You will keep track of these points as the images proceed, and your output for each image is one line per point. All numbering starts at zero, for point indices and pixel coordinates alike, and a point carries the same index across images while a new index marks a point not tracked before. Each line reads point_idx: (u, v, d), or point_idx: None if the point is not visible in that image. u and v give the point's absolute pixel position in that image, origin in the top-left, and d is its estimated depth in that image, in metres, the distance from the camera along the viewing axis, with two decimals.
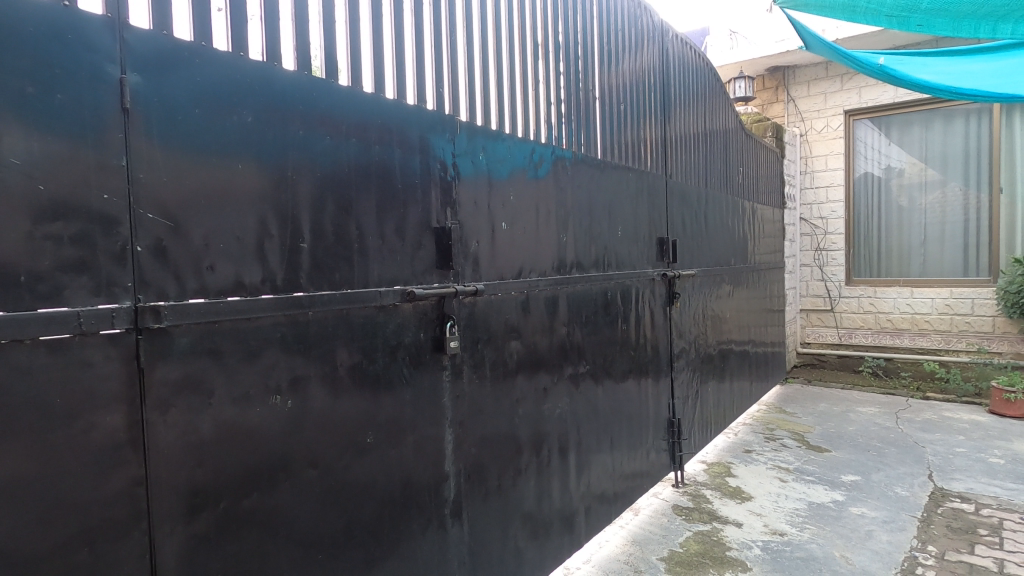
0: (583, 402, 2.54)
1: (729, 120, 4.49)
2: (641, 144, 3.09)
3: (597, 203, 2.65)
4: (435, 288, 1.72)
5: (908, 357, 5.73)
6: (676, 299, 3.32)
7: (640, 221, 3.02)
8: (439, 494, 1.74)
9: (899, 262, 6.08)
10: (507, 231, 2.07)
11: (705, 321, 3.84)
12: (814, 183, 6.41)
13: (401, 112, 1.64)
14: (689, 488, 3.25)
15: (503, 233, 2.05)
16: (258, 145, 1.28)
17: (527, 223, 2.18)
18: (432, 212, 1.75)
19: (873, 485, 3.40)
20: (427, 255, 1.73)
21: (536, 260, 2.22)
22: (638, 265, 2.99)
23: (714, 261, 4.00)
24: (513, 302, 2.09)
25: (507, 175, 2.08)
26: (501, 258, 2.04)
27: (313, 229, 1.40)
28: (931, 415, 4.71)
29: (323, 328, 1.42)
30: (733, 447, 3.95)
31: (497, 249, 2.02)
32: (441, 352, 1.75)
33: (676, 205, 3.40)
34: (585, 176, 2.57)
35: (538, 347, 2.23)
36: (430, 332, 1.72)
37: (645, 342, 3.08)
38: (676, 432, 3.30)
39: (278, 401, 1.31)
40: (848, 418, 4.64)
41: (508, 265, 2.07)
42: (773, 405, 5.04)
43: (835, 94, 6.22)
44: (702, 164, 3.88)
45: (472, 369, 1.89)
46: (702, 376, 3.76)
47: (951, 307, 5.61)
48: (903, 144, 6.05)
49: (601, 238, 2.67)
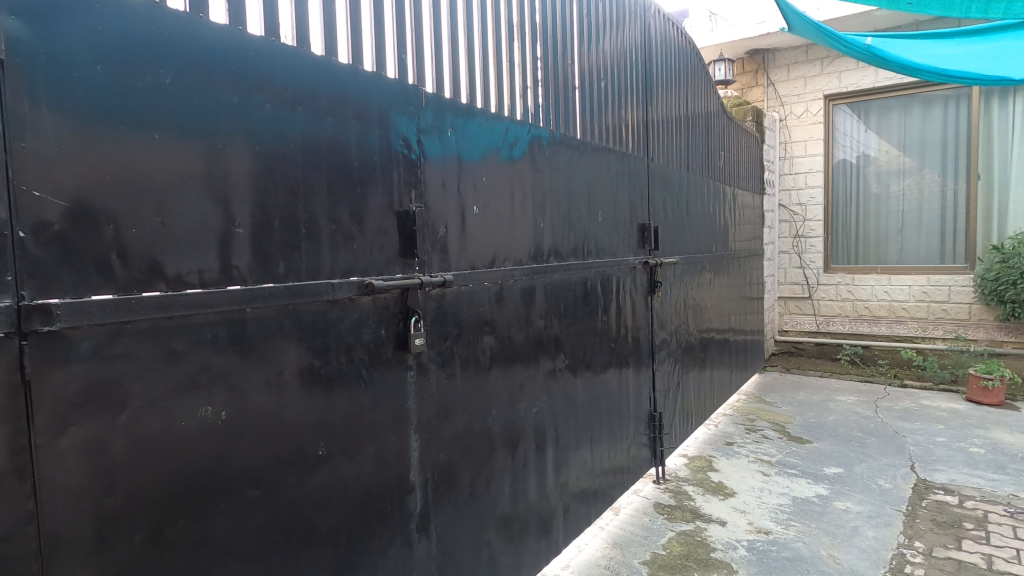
0: (561, 398, 2.39)
1: (711, 103, 4.35)
2: (622, 125, 2.93)
3: (576, 186, 2.48)
4: (398, 280, 1.53)
5: (886, 345, 5.71)
6: (657, 288, 3.18)
7: (621, 207, 2.86)
8: (404, 507, 1.57)
9: (876, 249, 6.05)
10: (479, 216, 1.89)
11: (687, 310, 3.71)
12: (792, 169, 6.33)
13: (355, 81, 1.45)
14: (671, 484, 3.14)
15: (475, 218, 1.87)
16: (180, 112, 1.08)
17: (501, 207, 2.00)
18: (394, 194, 1.56)
19: (856, 478, 3.33)
20: (389, 242, 1.54)
21: (510, 248, 2.05)
22: (618, 252, 2.83)
23: (695, 249, 3.88)
24: (486, 294, 1.92)
25: (479, 155, 1.90)
26: (472, 246, 1.86)
27: (251, 212, 1.21)
28: (910, 402, 4.68)
29: (265, 327, 1.23)
30: (714, 439, 3.85)
31: (468, 236, 1.85)
32: (405, 349, 1.58)
33: (657, 189, 3.25)
34: (563, 157, 2.39)
35: (513, 342, 2.07)
36: (392, 329, 1.54)
37: (626, 334, 2.94)
38: (657, 426, 3.18)
39: (208, 414, 1.12)
40: (828, 407, 4.58)
41: (480, 253, 1.90)
42: (752, 394, 4.98)
43: (815, 79, 6.12)
44: (684, 148, 3.73)
45: (440, 367, 1.72)
46: (682, 368, 3.64)
47: (928, 294, 5.57)
48: (881, 130, 5.99)
49: (580, 225, 2.51)
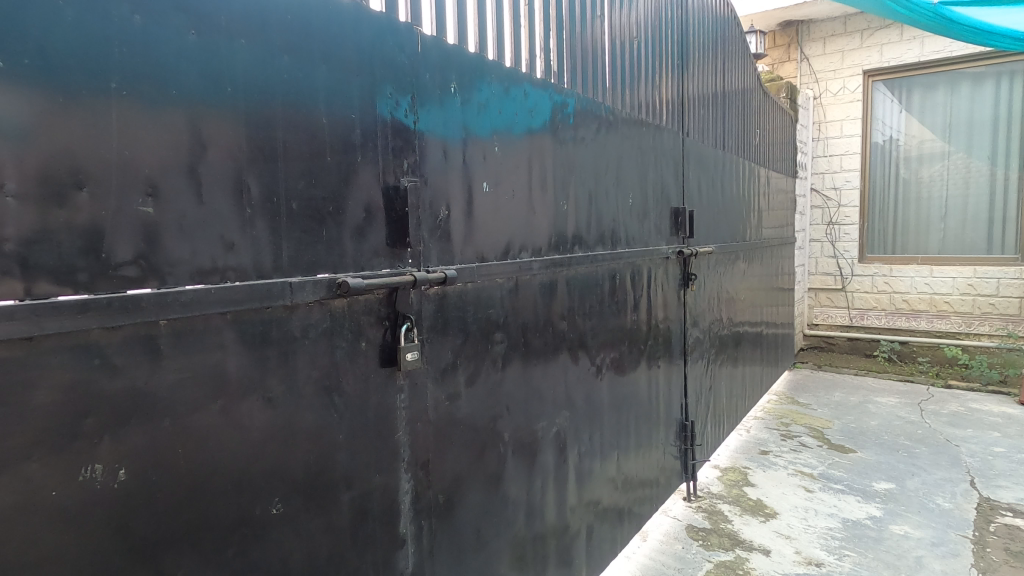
0: (584, 411, 2.03)
1: (748, 76, 3.93)
2: (656, 93, 2.54)
3: (603, 165, 2.11)
4: (383, 277, 1.17)
5: (925, 341, 5.31)
6: (692, 281, 2.81)
7: (653, 188, 2.48)
8: (392, 566, 1.23)
9: (916, 238, 5.63)
10: (489, 197, 1.53)
11: (720, 304, 3.34)
12: (827, 151, 5.89)
13: (325, 10, 1.08)
14: (703, 503, 2.78)
15: (482, 199, 1.51)
16: (38, 32, 0.72)
17: (516, 186, 1.64)
18: (380, 165, 1.19)
19: (910, 496, 2.97)
20: (372, 228, 1.18)
21: (527, 234, 1.69)
22: (650, 241, 2.47)
23: (729, 237, 3.50)
24: (498, 293, 1.56)
25: (490, 123, 1.54)
26: (480, 232, 1.50)
27: (167, 184, 0.85)
28: (958, 406, 4.30)
29: (190, 345, 0.88)
30: (747, 447, 3.48)
31: (476, 221, 1.49)
32: (393, 367, 1.22)
33: (692, 170, 2.87)
34: (591, 131, 2.02)
35: (530, 348, 1.71)
36: (376, 340, 1.18)
37: (657, 332, 2.58)
38: (690, 435, 2.83)
39: (96, 477, 0.78)
40: (868, 410, 4.21)
41: (491, 239, 1.54)
42: (784, 394, 4.60)
43: (853, 53, 5.66)
44: (720, 124, 3.34)
45: (441, 386, 1.36)
46: (715, 368, 3.28)
47: (974, 287, 5.15)
48: (925, 109, 5.55)
49: (607, 209, 2.14)
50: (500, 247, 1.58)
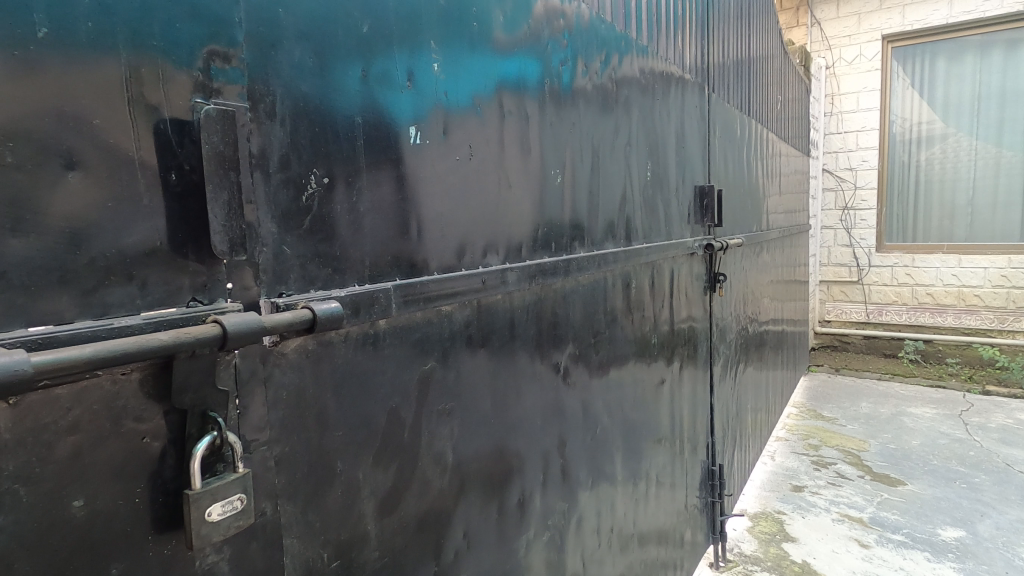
0: (587, 484, 1.36)
1: (770, 35, 3.29)
2: (679, 32, 1.87)
3: (612, 122, 1.43)
4: (134, 334, 0.47)
5: (953, 339, 4.76)
6: (719, 283, 2.16)
7: (675, 159, 1.81)
8: None
9: (940, 223, 5.07)
10: (426, 159, 0.83)
11: (744, 306, 2.71)
12: (840, 127, 5.26)
13: None
14: (736, 571, 2.15)
15: (412, 158, 0.80)
16: None
17: (477, 145, 0.94)
18: (122, 48, 0.48)
19: (989, 549, 2.36)
20: (100, 206, 0.47)
21: (495, 226, 0.99)
22: (671, 231, 1.81)
23: (752, 224, 2.87)
24: (443, 333, 0.86)
25: (429, 24, 0.82)
26: (410, 220, 0.80)
27: None
28: (1005, 417, 3.73)
29: None
30: (776, 482, 2.86)
31: (400, 201, 0.78)
32: (182, 536, 0.52)
33: (719, 140, 2.22)
34: (594, 69, 1.34)
35: (505, 413, 1.03)
36: (124, 485, 0.48)
37: (681, 354, 1.94)
38: (718, 483, 2.20)
39: None
40: (905, 425, 3.63)
41: (430, 233, 0.84)
42: (805, 405, 4.00)
43: (871, 15, 5.04)
44: (745, 87, 2.70)
45: (321, 534, 0.66)
46: (740, 386, 2.65)
47: (1008, 279, 4.58)
48: (950, 80, 4.98)
49: (617, 186, 1.46)
50: (447, 248, 0.87)
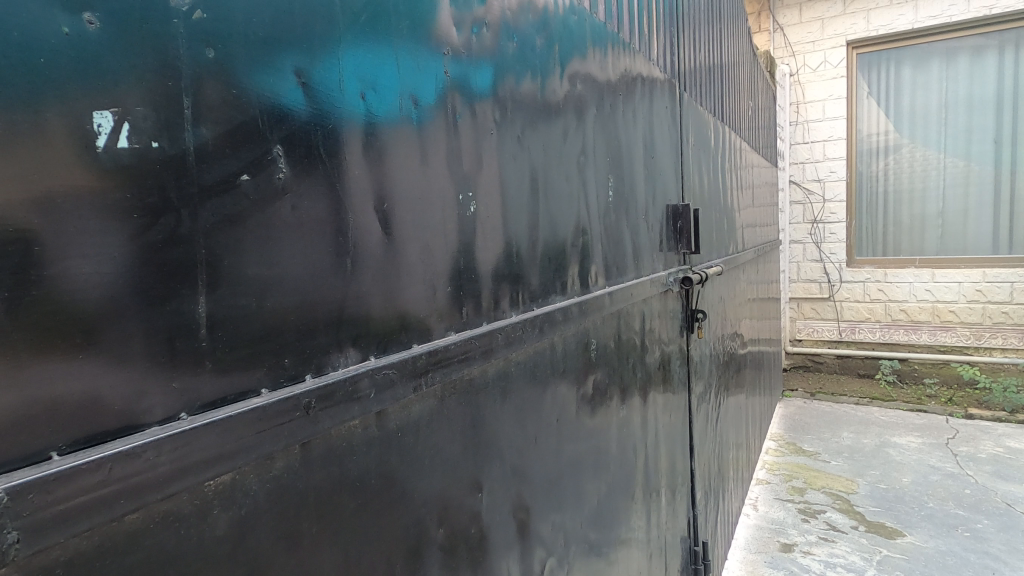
0: None
1: (740, 36, 2.98)
2: (646, 16, 1.50)
3: (557, 121, 1.02)
4: None
5: (928, 357, 4.53)
6: (697, 322, 1.82)
7: (643, 171, 1.43)
8: None
9: (910, 236, 4.86)
10: (149, 176, 0.39)
11: (722, 341, 2.35)
12: (807, 137, 5.02)
13: None
14: None
15: (93, 177, 0.37)
16: None
17: (304, 151, 0.51)
18: None
19: None
20: None
21: (350, 293, 0.55)
22: (641, 264, 1.43)
23: (727, 246, 2.52)
24: (213, 534, 0.42)
25: None
26: (99, 311, 0.37)
27: None
28: (994, 446, 3.47)
29: None
30: (762, 540, 2.52)
31: (60, 273, 0.35)
32: None
33: (692, 150, 1.86)
34: (528, 43, 0.93)
35: None
36: None
37: (656, 415, 1.55)
38: (702, 565, 1.84)
39: None
40: (891, 459, 3.33)
41: (162, 336, 0.40)
42: (784, 439, 3.69)
43: (835, 20, 4.83)
44: (717, 90, 2.36)
45: None
46: (721, 432, 2.29)
47: (983, 294, 4.38)
48: (916, 87, 4.79)
49: (569, 208, 1.06)
50: (216, 357, 0.43)
